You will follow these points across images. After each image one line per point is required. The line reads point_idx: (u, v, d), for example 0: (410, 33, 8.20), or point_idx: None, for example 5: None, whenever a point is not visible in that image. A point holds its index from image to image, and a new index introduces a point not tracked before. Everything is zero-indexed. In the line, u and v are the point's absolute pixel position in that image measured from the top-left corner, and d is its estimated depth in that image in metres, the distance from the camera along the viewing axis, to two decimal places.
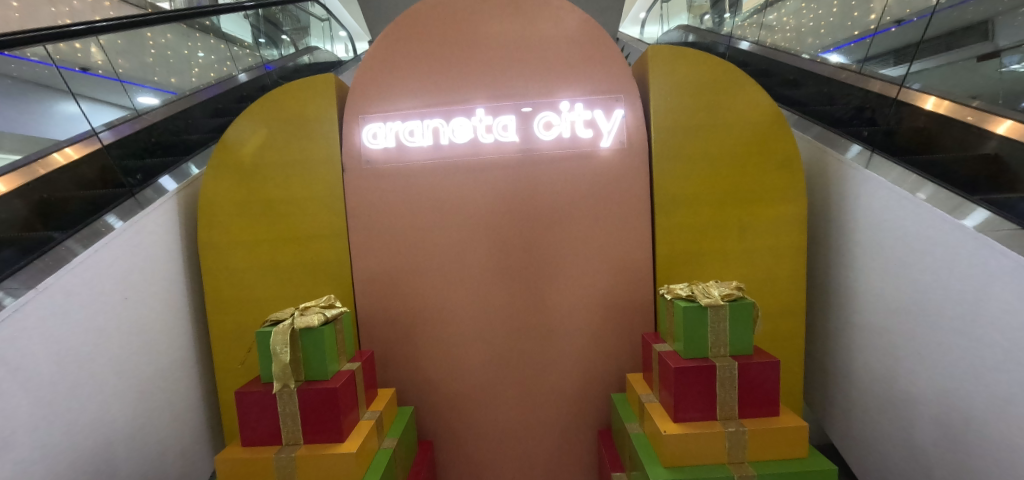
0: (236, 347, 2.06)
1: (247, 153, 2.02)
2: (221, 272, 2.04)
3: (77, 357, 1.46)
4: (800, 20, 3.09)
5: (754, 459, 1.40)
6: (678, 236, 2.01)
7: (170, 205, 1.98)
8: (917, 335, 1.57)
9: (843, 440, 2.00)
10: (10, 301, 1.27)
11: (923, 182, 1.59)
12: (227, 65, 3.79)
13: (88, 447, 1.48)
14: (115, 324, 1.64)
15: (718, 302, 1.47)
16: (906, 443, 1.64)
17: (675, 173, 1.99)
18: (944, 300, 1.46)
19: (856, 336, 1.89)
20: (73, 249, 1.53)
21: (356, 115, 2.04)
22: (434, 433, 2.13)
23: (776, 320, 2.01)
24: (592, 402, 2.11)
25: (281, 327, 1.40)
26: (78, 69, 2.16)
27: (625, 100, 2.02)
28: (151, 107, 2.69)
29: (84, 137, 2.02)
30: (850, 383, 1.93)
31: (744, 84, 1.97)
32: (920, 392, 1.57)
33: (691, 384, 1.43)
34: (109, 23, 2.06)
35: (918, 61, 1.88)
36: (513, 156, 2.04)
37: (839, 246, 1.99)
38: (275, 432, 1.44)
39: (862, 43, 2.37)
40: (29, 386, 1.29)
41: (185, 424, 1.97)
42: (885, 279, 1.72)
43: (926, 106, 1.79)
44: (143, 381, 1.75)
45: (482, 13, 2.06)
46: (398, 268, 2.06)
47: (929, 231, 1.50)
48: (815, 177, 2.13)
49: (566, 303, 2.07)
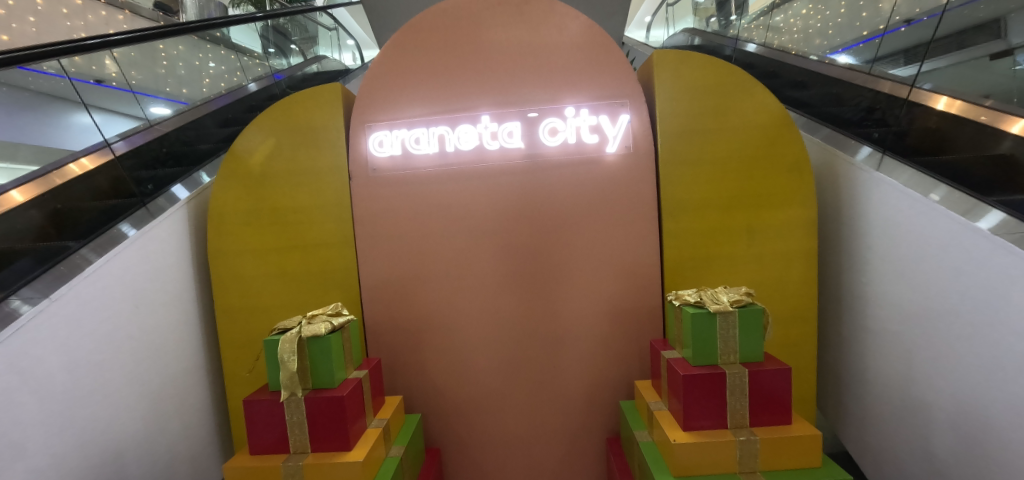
0: (246, 355, 2.07)
1: (256, 161, 2.04)
2: (232, 279, 2.06)
3: (90, 364, 1.48)
4: (807, 23, 3.06)
5: (765, 468, 1.38)
6: (686, 240, 1.99)
7: (181, 214, 2.02)
8: (934, 340, 1.53)
9: (857, 447, 1.96)
10: (27, 308, 1.29)
11: (936, 183, 1.56)
12: (237, 75, 3.84)
13: (99, 453, 1.49)
14: (125, 332, 1.66)
15: (727, 308, 1.45)
16: (924, 453, 1.60)
17: (681, 177, 1.97)
18: (960, 303, 1.42)
19: (870, 341, 1.85)
20: (88, 257, 1.56)
21: (362, 124, 2.06)
22: (442, 440, 2.12)
23: (787, 325, 1.98)
24: (599, 408, 2.09)
25: (288, 335, 1.41)
26: (93, 81, 2.22)
27: (630, 105, 2.01)
28: (163, 118, 2.73)
29: (98, 147, 2.07)
30: (865, 390, 1.89)
31: (749, 89, 1.96)
32: (936, 400, 1.53)
33: (701, 392, 1.41)
34: (123, 37, 2.12)
35: (929, 60, 1.83)
36: (519, 162, 2.04)
37: (851, 251, 1.96)
38: (283, 440, 1.44)
39: (871, 43, 2.33)
40: (43, 393, 1.31)
41: (194, 431, 1.98)
42: (899, 283, 1.68)
43: (938, 106, 1.73)
44: (153, 386, 1.77)
45: (487, 21, 2.06)
46: (404, 275, 2.07)
47: (944, 234, 1.47)
48: (826, 180, 2.10)
49: (572, 309, 2.06)
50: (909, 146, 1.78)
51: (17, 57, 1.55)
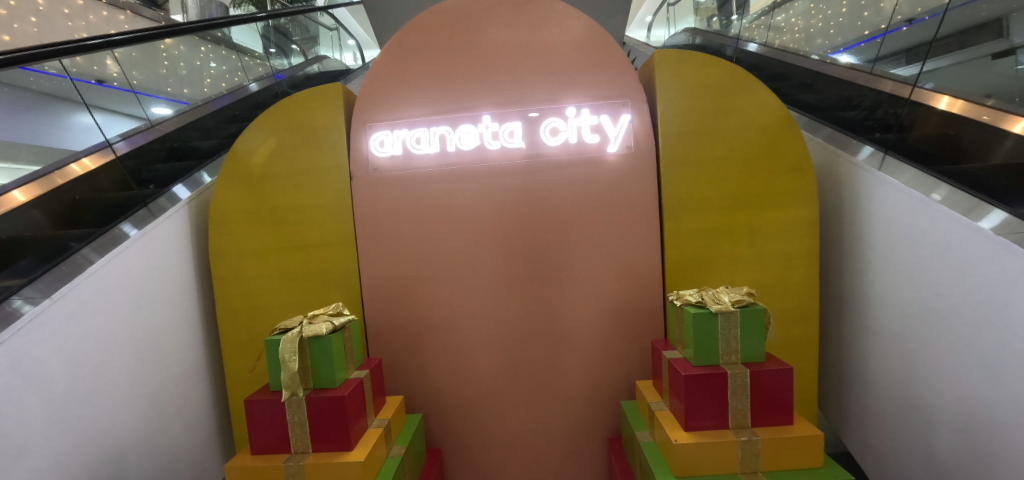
0: (247, 355, 2.07)
1: (258, 161, 2.05)
2: (233, 279, 2.06)
3: (91, 364, 1.48)
4: (808, 22, 3.05)
5: (767, 469, 1.37)
6: (687, 240, 1.98)
7: (182, 214, 2.02)
8: (936, 341, 1.53)
9: (859, 448, 1.96)
10: (29, 308, 1.30)
11: (938, 182, 1.56)
12: (238, 75, 3.78)
13: (100, 453, 1.49)
14: (127, 332, 1.66)
15: (728, 308, 1.44)
16: (926, 454, 1.59)
17: (682, 177, 1.97)
18: (962, 303, 1.42)
19: (872, 342, 1.85)
20: (89, 257, 1.56)
21: (364, 124, 2.06)
22: (443, 440, 2.12)
23: (788, 325, 1.98)
24: (600, 409, 2.09)
25: (289, 335, 1.41)
26: (94, 81, 2.24)
27: (631, 105, 2.01)
28: (163, 118, 2.72)
29: (99, 148, 2.06)
30: (867, 390, 1.89)
31: (751, 88, 1.95)
32: (938, 400, 1.53)
33: (702, 393, 1.41)
34: (125, 37, 2.12)
35: (931, 60, 1.81)
36: (520, 162, 2.04)
37: (853, 251, 1.95)
38: (284, 440, 1.44)
39: (872, 43, 2.33)
40: (45, 392, 1.31)
41: (196, 430, 1.99)
42: (901, 283, 1.68)
43: (939, 106, 1.74)
44: (154, 386, 1.77)
45: (488, 21, 2.06)
46: (405, 275, 2.07)
47: (946, 234, 1.46)
48: (827, 180, 2.10)
49: (573, 309, 2.05)
50: (930, 153, 1.73)
51: (18, 58, 1.54)
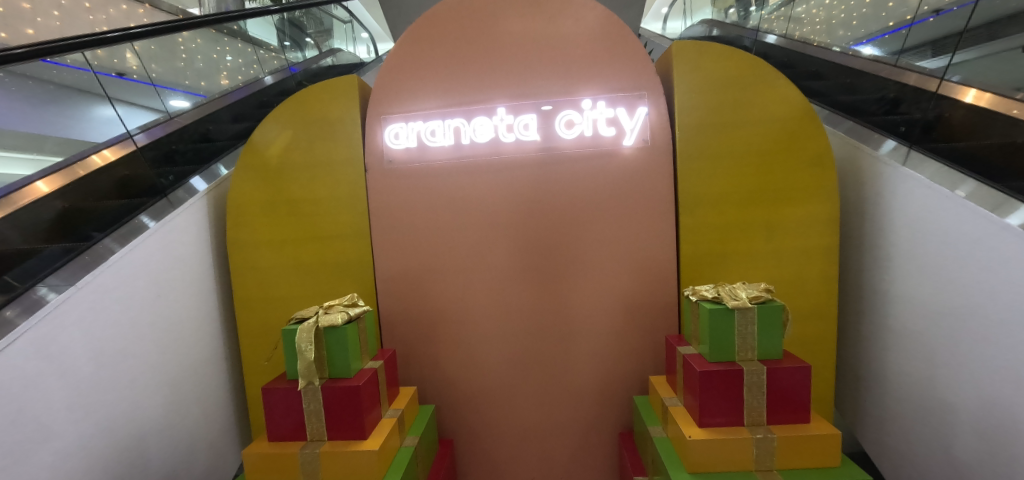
0: (263, 344, 2.11)
1: (274, 153, 2.06)
2: (250, 270, 2.09)
3: (113, 352, 1.52)
4: (830, 13, 2.97)
5: (783, 467, 1.35)
6: (704, 235, 1.96)
7: (201, 205, 2.05)
8: (960, 341, 1.48)
9: (877, 449, 1.92)
10: (52, 296, 1.33)
11: (964, 178, 1.51)
12: (253, 68, 3.88)
13: (122, 438, 1.54)
14: (147, 320, 1.70)
15: (745, 304, 1.42)
16: (947, 458, 1.55)
17: (700, 172, 1.94)
18: (988, 303, 1.37)
19: (892, 341, 1.81)
20: (110, 247, 1.59)
21: (379, 116, 2.06)
22: (455, 431, 2.13)
23: (806, 323, 1.94)
24: (611, 403, 2.08)
25: (306, 325, 1.42)
26: (115, 75, 2.33)
27: (648, 97, 1.98)
28: (181, 110, 2.71)
29: (120, 139, 2.10)
30: (886, 391, 1.85)
31: (771, 80, 1.91)
32: (960, 402, 1.49)
33: (716, 390, 1.39)
34: (146, 30, 2.11)
35: (961, 51, 1.74)
36: (535, 155, 2.02)
37: (874, 247, 1.91)
38: (300, 427, 1.46)
39: (897, 35, 2.27)
40: (69, 378, 1.35)
41: (213, 418, 2.03)
42: (924, 281, 1.63)
43: (966, 99, 1.68)
44: (173, 372, 1.81)
45: (503, 13, 2.04)
46: (419, 267, 2.08)
47: (974, 232, 1.41)
48: (849, 176, 2.05)
49: (585, 303, 2.04)
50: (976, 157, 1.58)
51: (40, 51, 1.55)
